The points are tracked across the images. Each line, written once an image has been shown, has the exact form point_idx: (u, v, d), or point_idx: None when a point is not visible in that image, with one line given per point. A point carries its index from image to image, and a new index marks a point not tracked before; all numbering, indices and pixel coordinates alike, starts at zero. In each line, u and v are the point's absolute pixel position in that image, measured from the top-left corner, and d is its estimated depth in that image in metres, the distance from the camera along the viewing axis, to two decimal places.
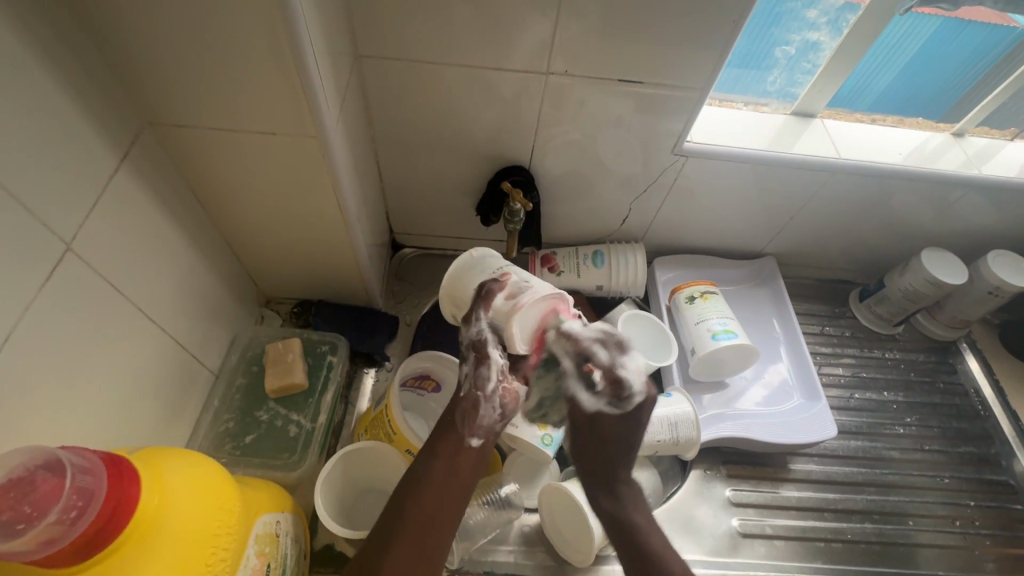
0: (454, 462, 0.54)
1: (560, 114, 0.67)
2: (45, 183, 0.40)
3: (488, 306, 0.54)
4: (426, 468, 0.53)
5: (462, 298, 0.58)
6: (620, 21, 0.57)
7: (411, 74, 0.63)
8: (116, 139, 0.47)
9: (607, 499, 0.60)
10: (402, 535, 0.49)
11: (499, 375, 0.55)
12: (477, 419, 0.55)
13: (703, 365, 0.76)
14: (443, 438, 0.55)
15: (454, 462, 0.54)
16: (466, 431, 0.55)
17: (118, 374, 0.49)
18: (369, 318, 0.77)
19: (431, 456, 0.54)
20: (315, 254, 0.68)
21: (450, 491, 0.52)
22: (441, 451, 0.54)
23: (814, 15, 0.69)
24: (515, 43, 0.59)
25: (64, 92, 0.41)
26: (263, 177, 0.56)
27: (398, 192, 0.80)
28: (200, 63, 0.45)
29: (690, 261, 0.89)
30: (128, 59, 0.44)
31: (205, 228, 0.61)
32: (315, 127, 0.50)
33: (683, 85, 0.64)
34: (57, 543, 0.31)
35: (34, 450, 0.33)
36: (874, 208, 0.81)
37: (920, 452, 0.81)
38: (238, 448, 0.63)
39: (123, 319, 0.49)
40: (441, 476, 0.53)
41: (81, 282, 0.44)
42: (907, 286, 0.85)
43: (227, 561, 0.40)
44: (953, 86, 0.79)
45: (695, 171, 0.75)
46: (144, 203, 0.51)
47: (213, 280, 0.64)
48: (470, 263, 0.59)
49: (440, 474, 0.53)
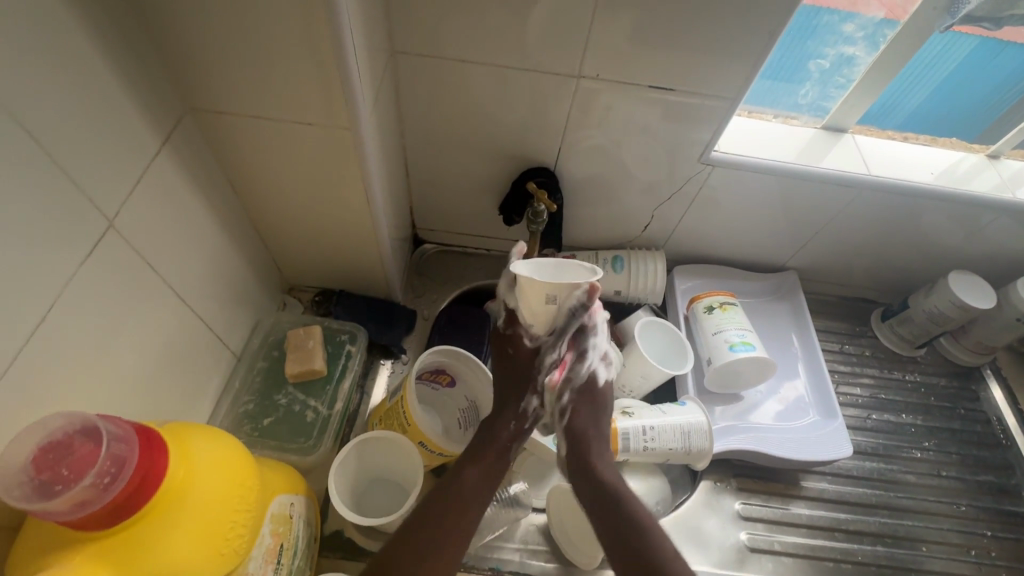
0: (490, 477, 0.56)
1: (589, 118, 0.68)
2: (96, 163, 0.41)
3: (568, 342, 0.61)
4: (460, 481, 0.54)
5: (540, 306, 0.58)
6: (655, 28, 0.57)
7: (443, 71, 0.64)
8: (160, 121, 0.48)
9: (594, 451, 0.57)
10: (438, 525, 0.50)
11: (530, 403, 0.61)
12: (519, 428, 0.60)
13: (718, 376, 0.76)
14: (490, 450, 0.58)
15: (490, 470, 0.56)
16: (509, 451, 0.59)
17: (148, 349, 0.51)
18: (387, 311, 0.78)
19: (472, 462, 0.56)
20: (340, 244, 0.70)
21: (478, 496, 0.54)
22: (467, 467, 0.56)
23: (851, 29, 0.68)
24: (550, 43, 0.60)
25: (116, 74, 0.42)
26: (294, 165, 0.57)
27: (423, 187, 0.81)
28: (244, 51, 0.46)
29: (710, 272, 0.88)
30: (175, 44, 0.46)
31: (236, 213, 0.63)
32: (350, 121, 0.52)
33: (715, 94, 0.64)
34: (89, 506, 0.32)
35: (73, 414, 0.34)
36: (901, 227, 0.80)
37: (936, 477, 0.79)
38: (256, 430, 0.64)
39: (157, 297, 0.51)
40: (475, 490, 0.54)
41: (121, 258, 0.45)
42: (931, 308, 0.84)
43: (243, 537, 0.41)
44: (991, 104, 0.77)
45: (721, 181, 0.75)
46: (182, 186, 0.52)
47: (240, 264, 0.65)
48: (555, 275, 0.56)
49: (473, 482, 0.55)
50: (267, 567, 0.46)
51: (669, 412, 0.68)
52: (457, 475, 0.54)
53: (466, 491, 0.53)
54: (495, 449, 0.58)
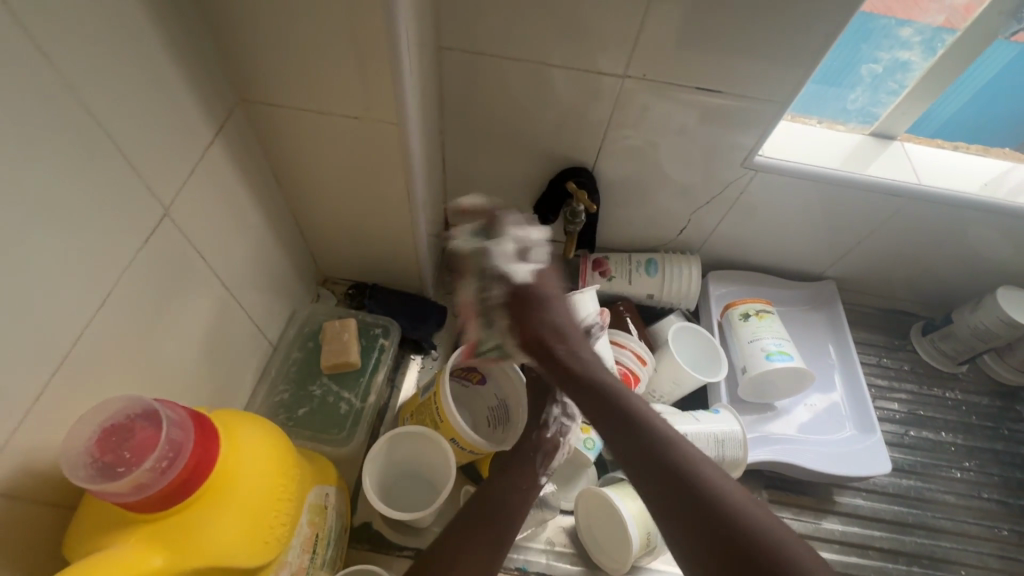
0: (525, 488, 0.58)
1: (632, 117, 0.67)
2: (154, 152, 0.42)
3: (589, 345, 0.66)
4: (489, 487, 0.58)
5: None
6: (707, 28, 0.56)
7: (487, 67, 0.63)
8: (214, 112, 0.48)
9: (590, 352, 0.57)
10: (469, 541, 0.52)
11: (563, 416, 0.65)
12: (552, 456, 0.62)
13: (753, 385, 0.74)
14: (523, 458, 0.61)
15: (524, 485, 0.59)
16: (540, 468, 0.61)
17: (194, 336, 0.51)
18: (419, 306, 0.78)
19: (507, 471, 0.59)
20: (377, 238, 0.70)
21: (517, 506, 0.57)
22: (517, 477, 0.59)
23: (908, 33, 0.66)
24: (597, 41, 0.59)
25: (176, 64, 0.43)
26: (339, 158, 0.58)
27: (459, 183, 0.80)
28: (300, 44, 0.46)
29: (745, 278, 0.87)
30: (233, 36, 0.46)
31: (279, 205, 0.63)
32: (398, 116, 0.52)
33: (764, 96, 0.62)
34: (147, 490, 0.32)
35: (133, 399, 0.34)
36: (949, 239, 0.77)
37: (976, 499, 0.77)
38: (291, 419, 0.65)
39: (204, 284, 0.51)
40: (512, 497, 0.57)
41: (174, 245, 0.46)
42: (976, 324, 0.81)
43: (284, 526, 0.41)
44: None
45: (763, 186, 0.73)
46: (231, 175, 0.52)
47: (280, 254, 0.66)
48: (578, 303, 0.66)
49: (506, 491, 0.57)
50: (304, 556, 0.46)
51: (702, 419, 0.67)
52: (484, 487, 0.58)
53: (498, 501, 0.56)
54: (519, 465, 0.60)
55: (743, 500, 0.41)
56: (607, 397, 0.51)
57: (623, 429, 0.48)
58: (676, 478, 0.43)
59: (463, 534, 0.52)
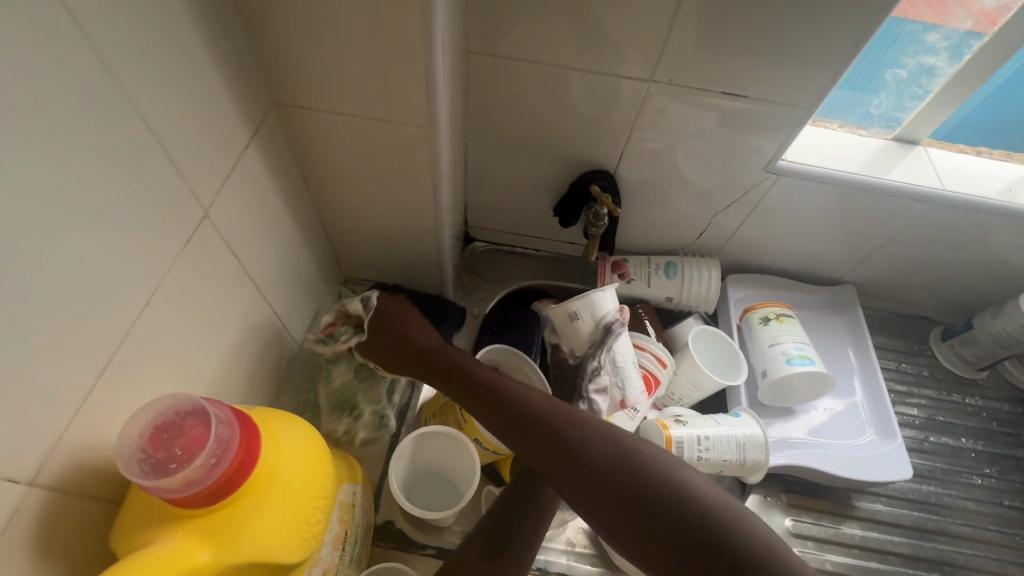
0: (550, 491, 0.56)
1: (656, 120, 0.67)
2: (196, 156, 0.43)
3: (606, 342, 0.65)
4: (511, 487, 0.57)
5: (575, 330, 0.67)
6: (735, 33, 0.56)
7: (514, 71, 0.64)
8: (250, 115, 0.49)
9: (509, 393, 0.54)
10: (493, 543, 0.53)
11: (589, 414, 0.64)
12: None
13: (773, 389, 0.74)
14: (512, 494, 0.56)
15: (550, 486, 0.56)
16: None
17: (227, 335, 0.52)
18: (440, 307, 0.79)
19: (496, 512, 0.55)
20: (401, 239, 0.71)
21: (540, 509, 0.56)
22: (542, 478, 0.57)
23: (935, 38, 0.66)
24: (624, 45, 0.59)
25: (217, 69, 0.43)
26: (367, 161, 0.58)
27: (480, 185, 0.81)
28: (336, 49, 0.47)
29: (763, 282, 0.87)
30: (271, 40, 0.47)
31: (306, 206, 0.64)
32: (428, 119, 0.52)
33: (790, 101, 0.62)
34: (196, 486, 0.33)
35: (182, 397, 0.35)
36: (971, 244, 0.77)
37: (997, 506, 0.76)
38: (317, 417, 0.64)
39: (237, 285, 0.52)
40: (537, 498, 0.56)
41: (211, 246, 0.47)
42: (998, 330, 0.81)
43: (320, 523, 0.42)
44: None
45: (785, 191, 0.73)
46: (264, 177, 0.53)
47: (305, 255, 0.67)
48: (591, 301, 0.66)
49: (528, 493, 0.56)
50: (335, 553, 0.47)
51: (723, 423, 0.67)
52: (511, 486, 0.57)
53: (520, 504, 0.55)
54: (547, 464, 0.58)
55: (702, 508, 0.43)
56: (536, 449, 0.49)
57: (570, 481, 0.47)
58: (648, 522, 0.43)
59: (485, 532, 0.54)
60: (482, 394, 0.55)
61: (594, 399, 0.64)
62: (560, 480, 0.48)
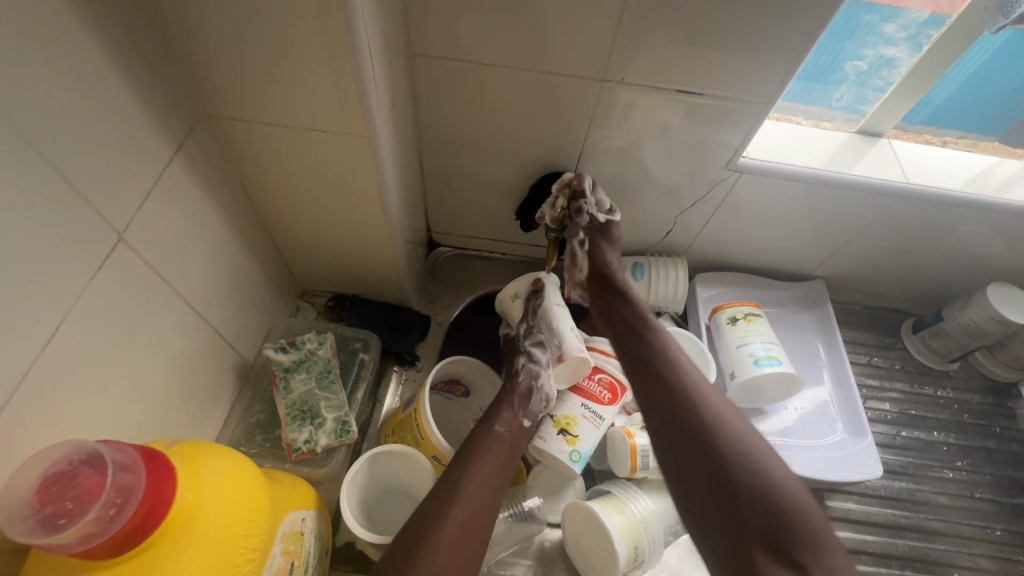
0: (507, 441, 0.61)
1: (611, 118, 0.65)
2: (105, 177, 0.40)
3: (536, 305, 0.68)
4: (473, 438, 0.60)
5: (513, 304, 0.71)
6: (684, 29, 0.54)
7: (462, 73, 0.62)
8: (172, 130, 0.46)
9: (668, 369, 0.58)
10: (453, 501, 0.54)
11: (530, 372, 0.65)
12: (530, 404, 0.64)
13: (742, 391, 0.73)
14: (491, 447, 0.60)
15: (508, 431, 0.61)
16: (521, 414, 0.63)
17: (162, 360, 0.50)
18: (401, 317, 0.77)
19: (480, 463, 0.58)
20: (355, 250, 0.68)
21: (501, 455, 0.60)
22: (497, 425, 0.61)
23: (892, 29, 0.65)
24: (575, 45, 0.57)
25: (126, 82, 0.41)
26: (308, 172, 0.56)
27: (439, 190, 0.79)
28: (259, 58, 0.44)
29: (733, 280, 0.85)
30: (189, 50, 0.44)
31: (251, 219, 0.62)
32: (365, 128, 0.50)
33: (747, 97, 0.61)
34: (95, 539, 0.31)
35: (78, 444, 0.33)
36: (938, 236, 0.76)
37: (970, 499, 0.76)
38: (267, 440, 0.61)
39: (168, 309, 0.49)
40: (499, 442, 0.60)
41: (132, 270, 0.44)
42: (967, 322, 0.80)
43: (253, 561, 0.39)
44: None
45: (749, 187, 0.72)
46: (195, 194, 0.51)
47: (252, 270, 0.64)
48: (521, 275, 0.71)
49: (492, 442, 0.60)
50: None
51: None
52: (472, 436, 0.60)
53: (483, 460, 0.58)
54: (505, 409, 0.63)
55: (800, 522, 0.46)
56: (685, 427, 0.53)
57: (692, 460, 0.52)
58: (714, 501, 0.49)
59: (449, 493, 0.54)
60: (644, 364, 0.60)
61: (532, 353, 0.66)
62: (679, 455, 0.53)
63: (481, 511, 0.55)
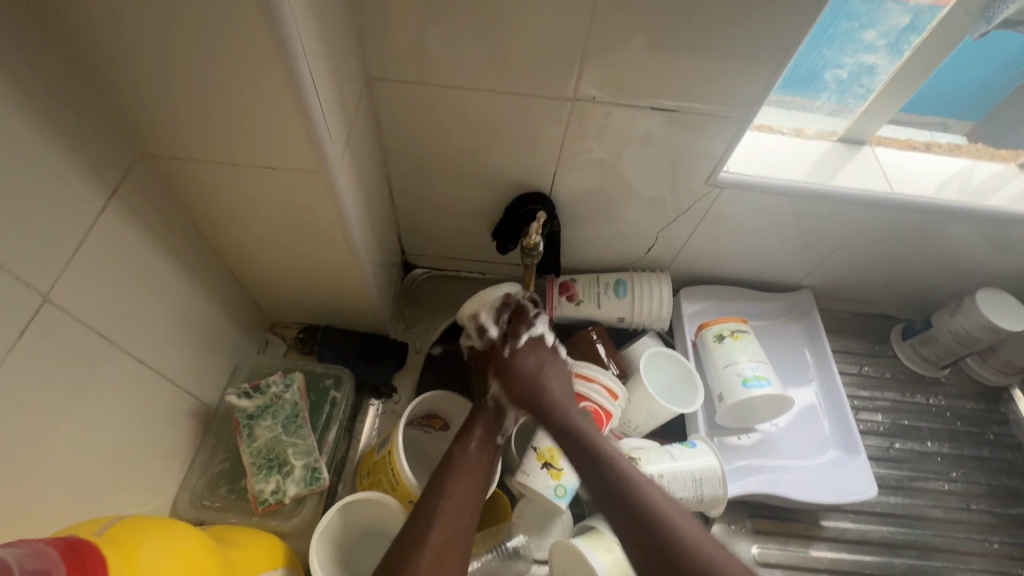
0: (484, 459, 0.58)
1: (584, 137, 0.62)
2: (23, 235, 0.37)
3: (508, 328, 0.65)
4: (450, 457, 0.57)
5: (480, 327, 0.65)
6: (653, 46, 0.52)
7: (424, 96, 0.58)
8: (104, 176, 0.43)
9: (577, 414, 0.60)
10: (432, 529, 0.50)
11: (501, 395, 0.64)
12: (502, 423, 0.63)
13: (731, 412, 0.71)
14: (469, 468, 0.56)
15: (483, 449, 0.59)
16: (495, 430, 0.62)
17: (108, 419, 0.46)
18: (377, 347, 0.74)
19: (457, 482, 0.55)
20: (321, 281, 0.65)
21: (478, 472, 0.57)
22: (472, 443, 0.59)
23: (872, 36, 0.63)
24: (541, 65, 0.54)
25: (45, 131, 0.37)
26: (263, 208, 0.53)
27: (410, 213, 0.75)
28: (194, 96, 0.41)
29: (719, 293, 0.83)
30: (117, 89, 0.41)
31: (206, 258, 0.58)
32: (318, 163, 0.47)
33: (723, 111, 0.58)
34: None
35: None
36: (925, 244, 0.74)
37: (966, 511, 0.74)
38: (233, 491, 0.59)
39: (112, 365, 0.46)
40: (476, 459, 0.58)
41: (63, 330, 0.41)
42: (957, 329, 0.78)
43: None
44: (1009, 76, 0.68)
45: (730, 202, 0.69)
46: (137, 240, 0.47)
47: (211, 311, 0.60)
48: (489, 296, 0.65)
49: (468, 460, 0.57)
50: None
51: (678, 456, 0.63)
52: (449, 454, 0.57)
53: (459, 481, 0.55)
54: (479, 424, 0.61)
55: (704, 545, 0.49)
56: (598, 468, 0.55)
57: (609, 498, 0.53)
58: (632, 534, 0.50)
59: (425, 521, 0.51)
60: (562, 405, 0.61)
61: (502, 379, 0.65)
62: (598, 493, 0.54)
63: (457, 541, 0.51)
